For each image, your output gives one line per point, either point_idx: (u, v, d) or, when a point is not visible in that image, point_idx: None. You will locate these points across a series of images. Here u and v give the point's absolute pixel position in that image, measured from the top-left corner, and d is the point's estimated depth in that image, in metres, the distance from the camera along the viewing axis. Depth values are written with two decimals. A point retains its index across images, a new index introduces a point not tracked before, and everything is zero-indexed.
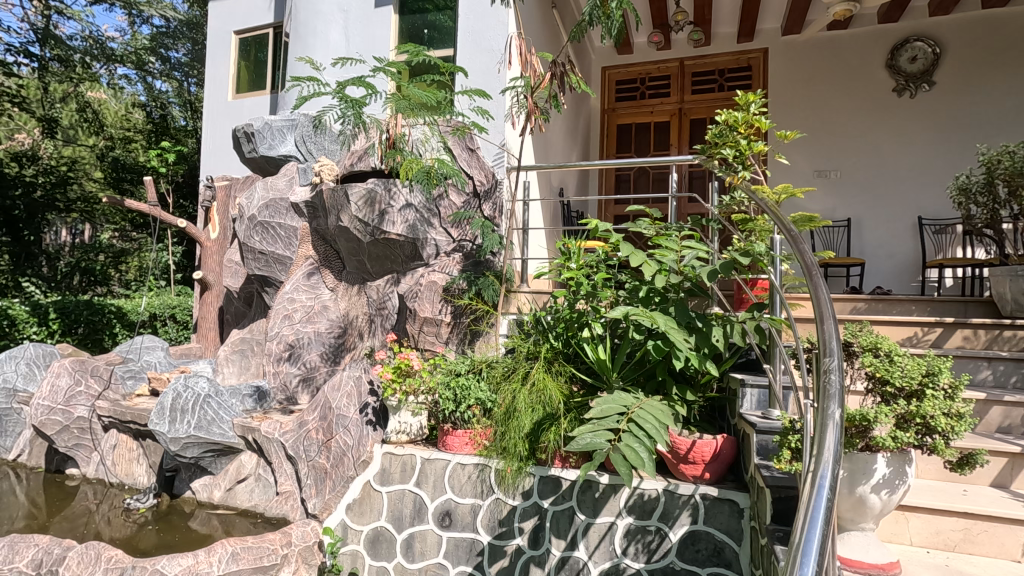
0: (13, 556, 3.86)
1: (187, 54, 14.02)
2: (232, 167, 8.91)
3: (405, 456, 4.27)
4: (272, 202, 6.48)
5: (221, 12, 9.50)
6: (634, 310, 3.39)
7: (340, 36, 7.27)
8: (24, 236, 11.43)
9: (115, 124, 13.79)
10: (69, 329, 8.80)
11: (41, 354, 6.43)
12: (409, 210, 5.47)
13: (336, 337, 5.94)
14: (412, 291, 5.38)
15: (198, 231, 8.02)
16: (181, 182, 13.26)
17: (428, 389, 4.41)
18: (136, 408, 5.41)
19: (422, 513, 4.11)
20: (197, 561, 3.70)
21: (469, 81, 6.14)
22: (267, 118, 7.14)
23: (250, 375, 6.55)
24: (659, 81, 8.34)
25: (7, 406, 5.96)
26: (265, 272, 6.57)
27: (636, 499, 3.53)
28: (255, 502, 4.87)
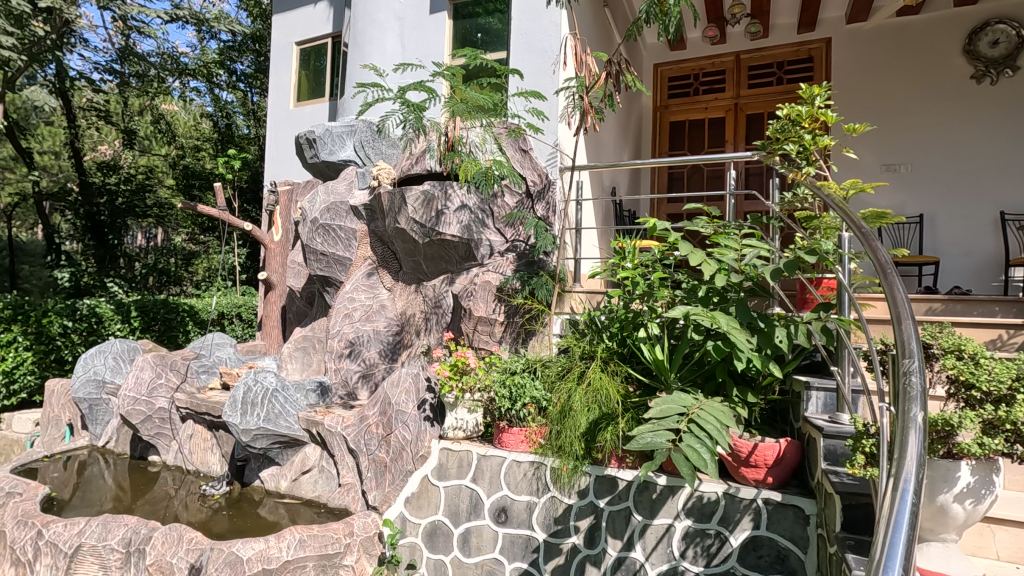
0: (107, 533, 4.18)
1: (251, 66, 14.67)
2: (293, 171, 9.31)
3: (462, 452, 4.38)
4: (333, 206, 6.74)
5: (284, 24, 9.94)
6: (694, 310, 3.34)
7: (397, 43, 7.51)
8: (108, 240, 12.71)
9: (186, 134, 14.71)
10: (147, 326, 9.44)
11: (126, 349, 6.90)
12: (464, 211, 5.58)
13: (393, 335, 6.12)
14: (466, 291, 5.45)
15: (262, 234, 8.31)
16: (245, 188, 14.03)
17: (484, 387, 4.49)
18: (211, 401, 5.77)
19: (479, 509, 4.18)
20: (269, 546, 3.92)
21: (523, 83, 6.19)
22: (327, 124, 7.39)
23: (312, 371, 6.86)
24: (713, 77, 8.15)
25: (98, 396, 6.45)
26: (326, 272, 6.80)
27: (695, 502, 3.48)
28: (319, 493, 5.08)
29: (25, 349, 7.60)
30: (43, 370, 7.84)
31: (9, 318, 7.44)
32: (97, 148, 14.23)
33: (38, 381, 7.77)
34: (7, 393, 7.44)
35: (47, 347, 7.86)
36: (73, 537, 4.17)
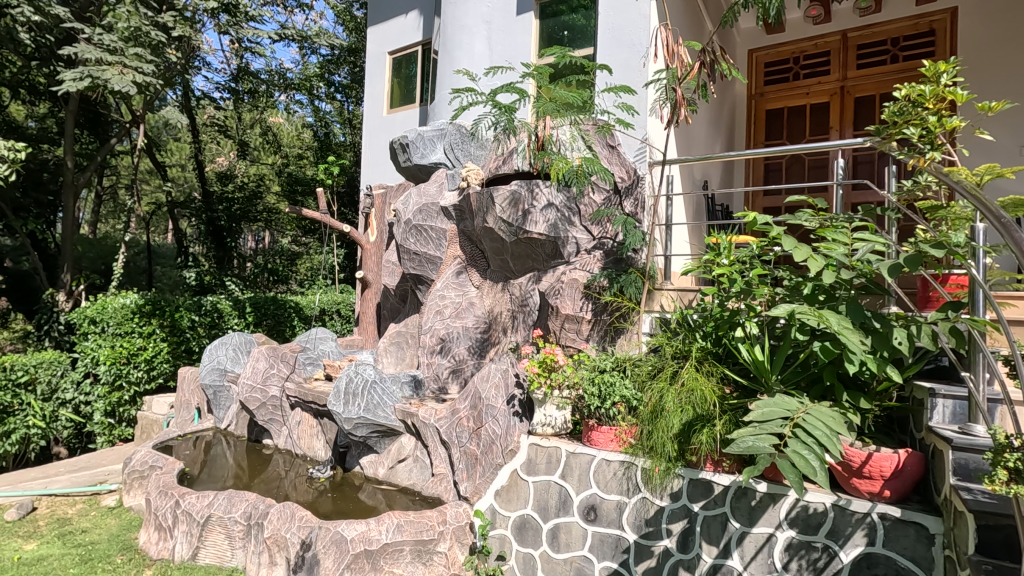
0: (231, 506, 4.64)
1: (347, 77, 15.50)
2: (386, 176, 9.78)
3: (550, 448, 4.41)
4: (425, 206, 7.02)
5: (379, 36, 10.47)
6: (800, 308, 3.15)
7: (484, 46, 7.68)
8: (226, 243, 14.10)
9: (291, 143, 15.95)
10: (259, 321, 10.35)
11: (243, 341, 7.65)
12: (551, 210, 5.61)
13: (481, 332, 6.28)
14: (553, 288, 5.48)
15: (359, 235, 8.89)
16: (343, 192, 14.95)
17: (573, 384, 4.48)
18: (317, 391, 6.21)
19: (568, 505, 4.20)
20: (370, 528, 4.18)
21: (612, 78, 6.12)
22: (419, 129, 7.68)
23: (406, 365, 7.21)
24: (816, 59, 7.59)
25: (220, 383, 7.14)
26: (418, 271, 7.10)
27: (799, 511, 3.29)
28: (414, 481, 5.33)
29: (162, 340, 8.57)
30: (176, 359, 8.79)
31: (149, 312, 8.43)
32: (216, 159, 15.75)
33: (172, 368, 8.74)
34: (148, 379, 8.44)
35: (179, 338, 8.80)
36: (205, 507, 4.67)
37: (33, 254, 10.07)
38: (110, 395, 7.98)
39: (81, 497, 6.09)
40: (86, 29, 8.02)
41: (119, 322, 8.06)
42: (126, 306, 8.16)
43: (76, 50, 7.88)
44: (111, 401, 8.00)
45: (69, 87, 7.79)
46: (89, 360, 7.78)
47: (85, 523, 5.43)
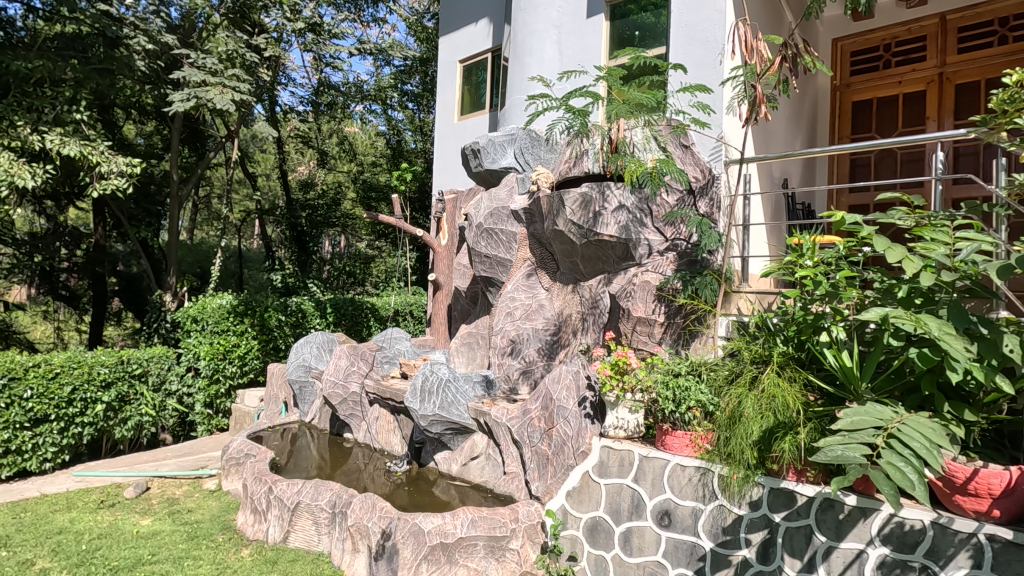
0: (318, 494, 4.94)
1: (418, 86, 16.04)
2: (457, 181, 10.06)
3: (623, 451, 4.39)
4: (496, 210, 7.13)
5: (450, 45, 10.78)
6: (895, 312, 2.98)
7: (555, 51, 7.75)
8: (309, 247, 14.98)
9: (366, 152, 16.71)
10: (339, 321, 10.94)
11: (326, 340, 8.08)
12: (622, 211, 5.58)
13: (552, 334, 6.33)
14: (625, 291, 5.44)
15: (432, 239, 9.20)
16: (415, 197, 15.49)
17: (646, 388, 4.44)
18: (393, 388, 6.50)
19: (641, 510, 4.17)
20: (445, 522, 4.35)
21: (686, 76, 6.01)
22: (490, 135, 7.83)
23: (477, 365, 7.39)
24: (910, 45, 7.09)
25: (305, 378, 7.61)
26: (489, 274, 7.22)
27: (893, 528, 3.10)
28: (486, 478, 5.46)
29: (253, 338, 9.25)
30: (265, 355, 9.46)
31: (242, 312, 9.11)
32: (298, 169, 16.75)
33: (262, 364, 9.42)
34: (241, 373, 9.13)
35: (267, 336, 9.46)
36: (294, 495, 5.00)
37: (144, 259, 11.15)
38: (208, 388, 8.70)
39: (186, 480, 6.68)
40: (191, 54, 8.82)
41: (217, 321, 8.78)
42: (223, 306, 8.87)
43: (182, 73, 8.70)
44: (210, 394, 8.72)
45: (177, 107, 8.59)
46: (191, 355, 8.53)
47: (191, 503, 5.96)
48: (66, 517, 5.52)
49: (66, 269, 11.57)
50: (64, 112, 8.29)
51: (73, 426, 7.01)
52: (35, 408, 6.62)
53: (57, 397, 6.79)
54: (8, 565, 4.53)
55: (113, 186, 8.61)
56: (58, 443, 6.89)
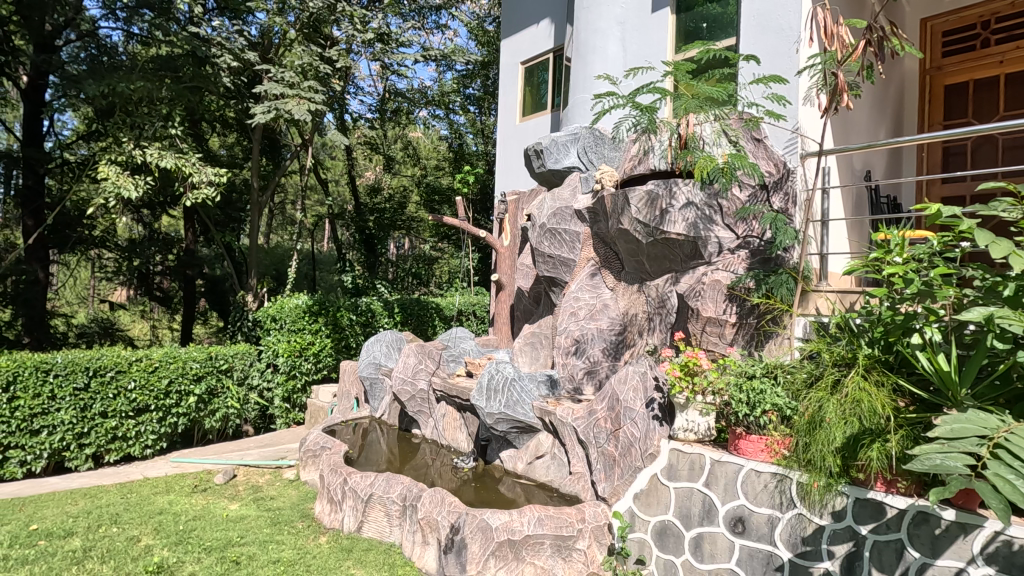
0: (389, 487, 5.13)
1: (479, 89, 16.31)
2: (519, 182, 10.15)
3: (693, 455, 4.27)
4: (559, 210, 7.11)
5: (511, 47, 10.89)
6: (1000, 313, 2.76)
7: (619, 48, 7.67)
8: (377, 249, 15.56)
9: (429, 155, 17.19)
10: (406, 320, 11.32)
11: (394, 339, 8.32)
12: (690, 209, 5.45)
13: (617, 334, 6.27)
14: (693, 290, 5.35)
15: (495, 240, 9.34)
16: (477, 199, 15.80)
17: (718, 390, 4.28)
18: (460, 385, 6.65)
19: (712, 515, 4.06)
20: (513, 518, 4.41)
21: (760, 67, 5.77)
22: (553, 134, 7.79)
23: (540, 364, 7.42)
24: (1013, 20, 6.43)
25: (375, 375, 7.90)
26: (552, 274, 7.20)
27: (999, 547, 2.84)
28: (551, 477, 5.48)
29: (327, 336, 9.73)
30: (338, 352, 9.94)
31: (316, 312, 9.60)
32: (365, 174, 17.43)
33: (335, 361, 9.88)
34: (316, 370, 9.62)
35: (339, 335, 9.93)
36: (367, 486, 5.20)
37: (228, 262, 11.96)
38: (286, 382, 9.21)
39: (268, 469, 7.12)
40: (271, 69, 9.40)
41: (294, 320, 9.29)
42: (299, 306, 9.36)
43: (265, 87, 9.32)
44: (288, 388, 9.24)
45: (260, 119, 9.21)
46: (271, 352, 9.05)
47: (273, 491, 6.34)
48: (165, 499, 6.01)
49: (160, 272, 12.55)
50: (161, 128, 9.09)
51: (169, 415, 7.62)
52: (137, 398, 7.26)
53: (156, 389, 7.42)
54: (118, 539, 4.99)
55: (204, 195, 9.27)
56: (157, 431, 7.51)
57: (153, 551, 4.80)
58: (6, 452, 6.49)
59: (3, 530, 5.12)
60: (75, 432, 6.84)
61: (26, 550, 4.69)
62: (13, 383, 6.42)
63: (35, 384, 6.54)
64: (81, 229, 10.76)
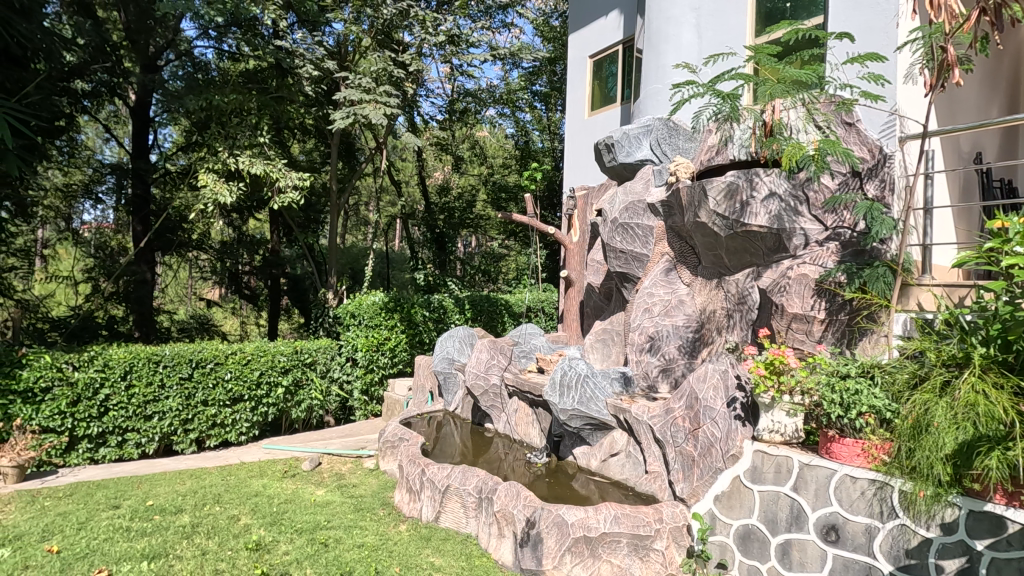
0: (465, 479, 5.25)
1: (545, 85, 16.30)
2: (588, 177, 10.07)
3: (780, 458, 4.08)
4: (631, 205, 6.95)
5: (579, 41, 10.79)
6: None
7: (694, 35, 7.42)
8: (447, 247, 15.91)
9: (496, 154, 17.40)
10: (476, 316, 11.56)
11: (466, 335, 8.46)
12: (773, 200, 5.20)
13: (694, 331, 6.09)
14: (777, 285, 5.19)
15: (563, 235, 9.31)
16: (544, 195, 15.85)
17: (808, 390, 4.05)
18: (532, 381, 6.70)
19: (802, 522, 3.88)
20: (588, 515, 4.39)
21: (853, 46, 5.38)
22: (625, 127, 7.62)
23: (612, 362, 7.35)
24: None
25: (449, 369, 8.07)
26: (624, 269, 7.08)
27: None
28: (627, 475, 5.40)
29: (401, 332, 10.10)
30: (412, 347, 10.30)
31: (392, 308, 9.97)
32: (435, 174, 17.87)
33: (409, 355, 10.25)
34: (391, 364, 10.01)
35: (413, 330, 10.28)
36: (444, 478, 5.35)
37: (310, 261, 12.67)
38: (365, 375, 9.63)
39: (350, 458, 7.48)
40: (348, 75, 9.81)
41: (371, 316, 9.69)
42: (376, 303, 9.76)
43: (343, 94, 9.74)
44: (366, 381, 9.66)
45: (339, 124, 9.67)
46: (350, 347, 9.47)
47: (355, 479, 6.66)
48: (260, 482, 6.46)
49: (248, 272, 13.43)
50: (251, 137, 9.74)
51: (260, 405, 8.18)
52: (233, 388, 7.85)
53: (249, 379, 7.98)
54: (221, 518, 5.41)
55: (289, 199, 9.84)
56: (250, 419, 8.09)
57: (251, 530, 5.17)
58: (124, 435, 7.19)
59: (125, 504, 5.70)
60: (181, 418, 7.49)
61: (144, 524, 5.19)
62: (128, 373, 7.09)
63: (147, 374, 7.20)
64: (181, 233, 11.74)
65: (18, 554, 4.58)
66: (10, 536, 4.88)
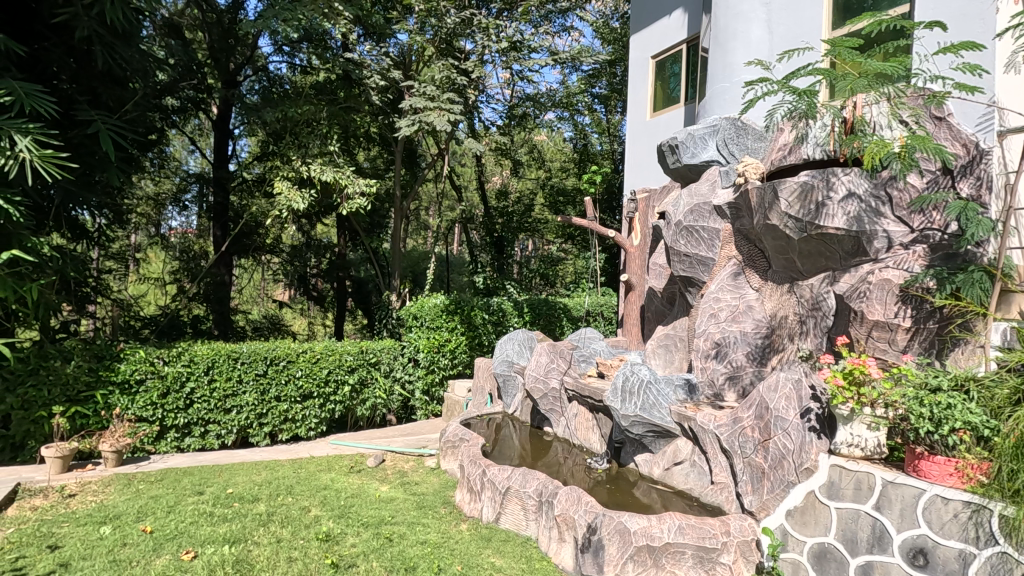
0: (526, 481, 5.27)
1: (605, 87, 16.19)
2: (650, 179, 9.93)
3: (860, 474, 3.89)
4: (696, 206, 6.78)
5: (641, 42, 10.63)
6: None
7: (763, 31, 7.16)
8: (505, 251, 16.06)
9: (554, 157, 17.44)
10: (535, 319, 11.60)
11: (526, 337, 8.45)
12: (852, 200, 4.94)
13: (763, 338, 5.87)
14: (856, 290, 4.85)
15: (624, 239, 9.21)
16: (603, 198, 15.75)
17: (892, 403, 3.79)
18: (592, 386, 6.65)
19: (885, 543, 3.64)
20: (651, 524, 4.29)
21: (945, 35, 5.04)
22: (690, 128, 7.41)
23: (675, 368, 7.19)
24: None
25: (508, 372, 8.11)
26: (689, 273, 6.91)
27: None
28: (691, 485, 5.25)
29: (462, 333, 10.28)
30: (472, 349, 10.47)
31: (453, 310, 10.16)
32: (493, 178, 18.09)
33: (469, 357, 10.42)
34: (452, 365, 10.19)
35: (473, 332, 10.45)
36: (504, 479, 5.38)
37: (375, 264, 13.13)
38: (426, 376, 9.86)
39: (412, 456, 7.67)
40: (414, 84, 10.10)
41: (432, 318, 9.91)
42: (437, 305, 9.97)
43: (409, 102, 10.06)
44: (427, 381, 9.88)
45: (405, 132, 10.02)
46: (413, 348, 9.72)
47: (418, 477, 6.82)
48: (328, 476, 6.75)
49: (316, 274, 14.06)
50: (322, 145, 10.25)
51: (328, 402, 8.54)
52: (303, 385, 8.24)
53: (318, 377, 8.36)
54: (293, 508, 5.68)
55: (357, 205, 10.18)
56: (319, 415, 8.46)
57: (321, 521, 5.40)
58: (206, 426, 7.69)
59: (208, 491, 6.10)
60: (256, 412, 7.93)
61: (225, 510, 5.54)
62: (211, 368, 7.59)
63: (227, 370, 7.68)
64: (257, 238, 12.44)
65: (117, 533, 4.99)
66: (110, 515, 5.33)
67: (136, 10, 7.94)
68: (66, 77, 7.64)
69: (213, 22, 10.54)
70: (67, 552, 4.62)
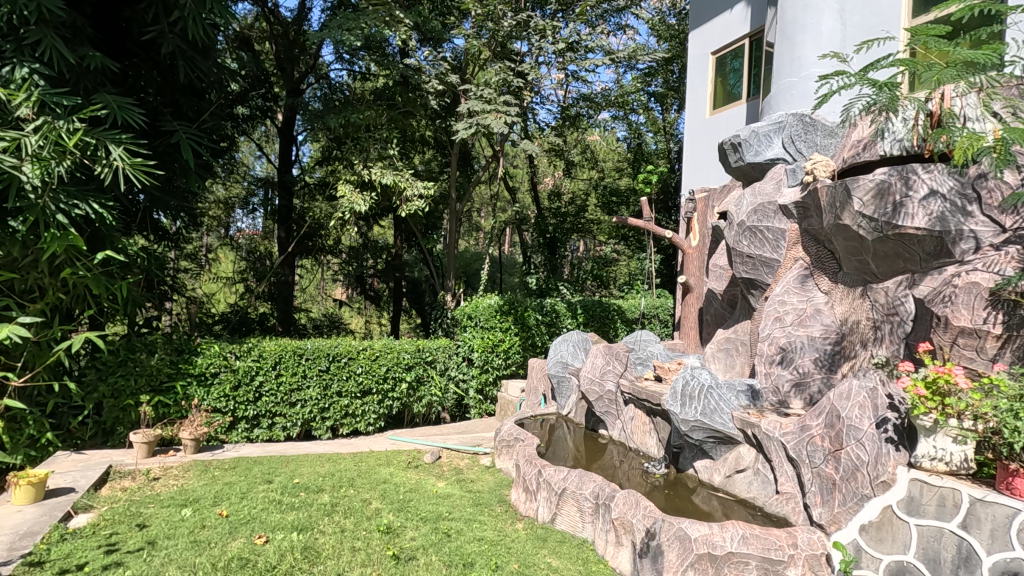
0: (582, 484, 5.25)
1: (661, 85, 15.93)
2: (709, 178, 9.69)
3: (944, 489, 3.71)
4: (760, 206, 6.53)
5: (700, 38, 10.38)
6: None
7: (835, 22, 6.89)
8: (558, 252, 16.03)
9: (608, 156, 17.32)
10: (588, 321, 11.52)
11: (580, 339, 8.37)
12: (935, 199, 4.72)
13: (832, 344, 5.62)
14: (940, 294, 4.54)
15: (681, 240, 9.04)
16: (659, 198, 15.50)
17: (982, 415, 3.57)
18: (650, 389, 6.55)
19: (972, 564, 3.42)
20: (713, 532, 4.17)
21: None
22: (753, 125, 7.19)
23: (736, 373, 6.98)
24: None
25: (562, 373, 8.02)
26: (752, 275, 6.68)
27: None
28: (755, 494, 5.09)
29: (515, 334, 10.34)
30: (525, 350, 10.53)
31: (507, 311, 10.25)
32: (546, 179, 18.11)
33: (522, 357, 10.48)
34: (505, 365, 10.25)
35: (526, 333, 10.51)
36: (560, 480, 5.38)
37: (431, 265, 13.42)
38: (480, 375, 9.96)
39: (467, 454, 7.79)
40: (473, 88, 10.27)
41: (487, 318, 10.03)
42: (492, 305, 10.09)
43: (467, 106, 10.22)
44: (481, 380, 9.99)
45: (463, 135, 10.17)
46: (467, 347, 9.86)
47: (472, 475, 6.92)
48: (387, 470, 6.96)
49: (373, 274, 14.50)
50: (382, 150, 10.60)
51: (386, 398, 8.79)
52: (363, 381, 8.51)
53: (377, 374, 8.62)
54: (355, 500, 5.89)
55: (415, 206, 10.44)
56: (377, 411, 8.71)
57: (382, 514, 5.57)
58: (273, 418, 8.08)
59: (276, 479, 6.42)
60: (319, 406, 8.26)
61: (292, 498, 5.81)
62: (278, 363, 7.97)
63: (292, 365, 8.04)
64: (319, 239, 12.95)
65: (196, 515, 5.33)
66: (189, 498, 5.71)
67: (213, 25, 8.46)
68: (152, 90, 8.22)
69: (279, 34, 11.30)
70: (154, 530, 4.99)
